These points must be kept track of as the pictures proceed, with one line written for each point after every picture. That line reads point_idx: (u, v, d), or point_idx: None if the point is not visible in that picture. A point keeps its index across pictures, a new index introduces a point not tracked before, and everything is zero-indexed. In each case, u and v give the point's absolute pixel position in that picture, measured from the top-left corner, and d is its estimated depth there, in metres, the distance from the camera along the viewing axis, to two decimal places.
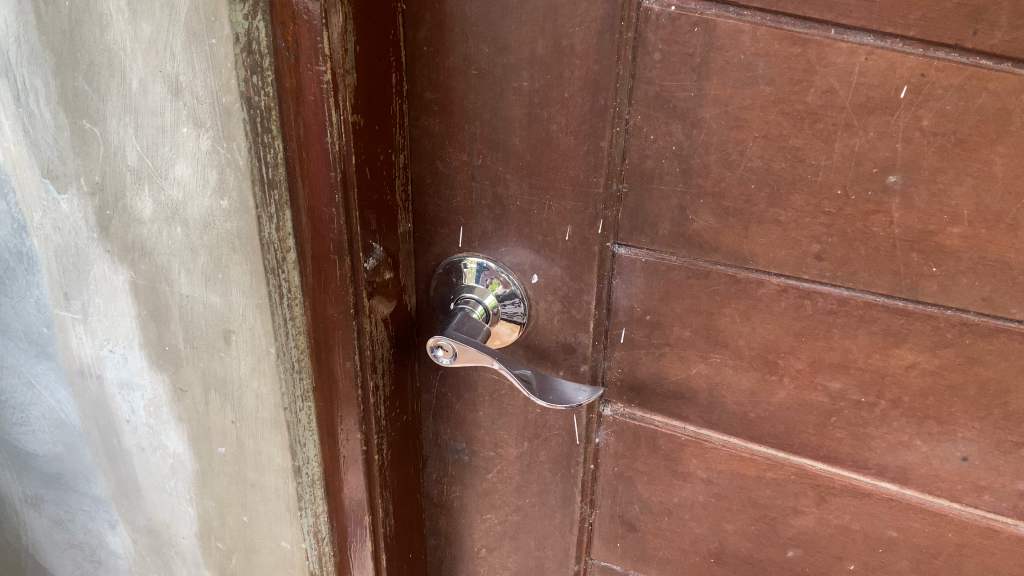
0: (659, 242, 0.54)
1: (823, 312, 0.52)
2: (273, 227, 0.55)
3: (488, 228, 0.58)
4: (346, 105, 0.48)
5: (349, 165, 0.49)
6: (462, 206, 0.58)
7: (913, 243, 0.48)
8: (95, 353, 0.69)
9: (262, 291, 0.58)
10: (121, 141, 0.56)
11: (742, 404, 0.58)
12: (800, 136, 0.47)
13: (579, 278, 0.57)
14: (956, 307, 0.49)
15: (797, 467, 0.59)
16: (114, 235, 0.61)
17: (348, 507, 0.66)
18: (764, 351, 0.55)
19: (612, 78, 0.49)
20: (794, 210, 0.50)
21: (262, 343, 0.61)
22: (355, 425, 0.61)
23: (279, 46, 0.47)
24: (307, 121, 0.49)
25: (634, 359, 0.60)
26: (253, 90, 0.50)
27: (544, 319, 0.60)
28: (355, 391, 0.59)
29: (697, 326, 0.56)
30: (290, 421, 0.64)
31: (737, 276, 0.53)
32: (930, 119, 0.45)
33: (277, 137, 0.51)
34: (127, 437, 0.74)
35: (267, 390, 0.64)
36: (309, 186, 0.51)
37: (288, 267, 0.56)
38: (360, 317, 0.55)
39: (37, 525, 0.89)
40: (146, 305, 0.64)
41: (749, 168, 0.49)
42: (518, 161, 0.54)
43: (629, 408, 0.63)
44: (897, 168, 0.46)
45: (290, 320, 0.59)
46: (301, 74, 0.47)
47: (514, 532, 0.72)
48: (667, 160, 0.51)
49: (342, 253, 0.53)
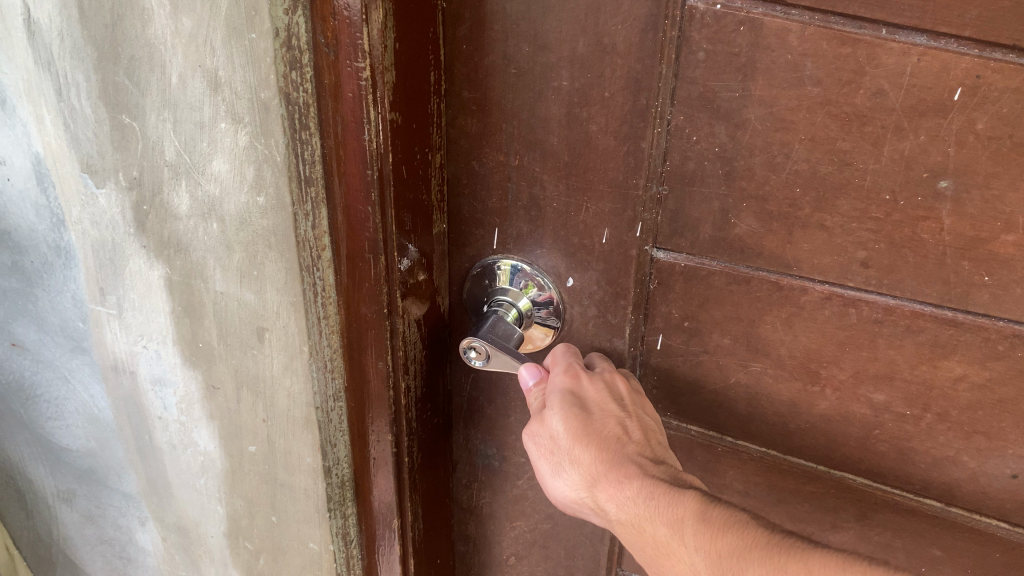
0: (699, 247, 0.53)
1: (868, 321, 0.51)
2: (309, 225, 0.55)
3: (524, 229, 0.57)
4: (385, 102, 0.47)
5: (386, 163, 0.49)
6: (498, 207, 0.57)
7: (965, 250, 0.47)
8: (129, 349, 0.69)
9: (298, 289, 0.58)
10: (160, 136, 0.56)
11: (782, 415, 0.57)
12: (848, 138, 0.46)
13: (616, 282, 0.56)
14: (1009, 318, 0.48)
15: (837, 480, 0.58)
16: (150, 230, 0.61)
17: (377, 510, 0.65)
18: (806, 361, 0.54)
19: (654, 78, 0.48)
20: (840, 216, 0.48)
21: (296, 341, 0.61)
22: (386, 426, 0.60)
23: (318, 41, 0.47)
24: (345, 117, 0.48)
25: (671, 366, 0.59)
26: (292, 86, 0.50)
27: (578, 324, 0.59)
28: (386, 393, 0.58)
29: (737, 333, 0.55)
30: (321, 420, 0.64)
31: (780, 282, 0.52)
32: (985, 122, 0.43)
33: (315, 133, 0.51)
34: (159, 434, 0.74)
35: (299, 389, 0.63)
36: (346, 184, 0.51)
37: (323, 264, 0.56)
38: (393, 317, 0.55)
39: (70, 520, 0.90)
40: (180, 301, 0.64)
41: (794, 171, 0.48)
42: (556, 162, 0.53)
43: (665, 418, 0.61)
44: (949, 173, 0.45)
45: (324, 319, 0.58)
46: (341, 70, 0.47)
47: (544, 541, 0.71)
48: (710, 161, 0.50)
49: (377, 252, 0.52)
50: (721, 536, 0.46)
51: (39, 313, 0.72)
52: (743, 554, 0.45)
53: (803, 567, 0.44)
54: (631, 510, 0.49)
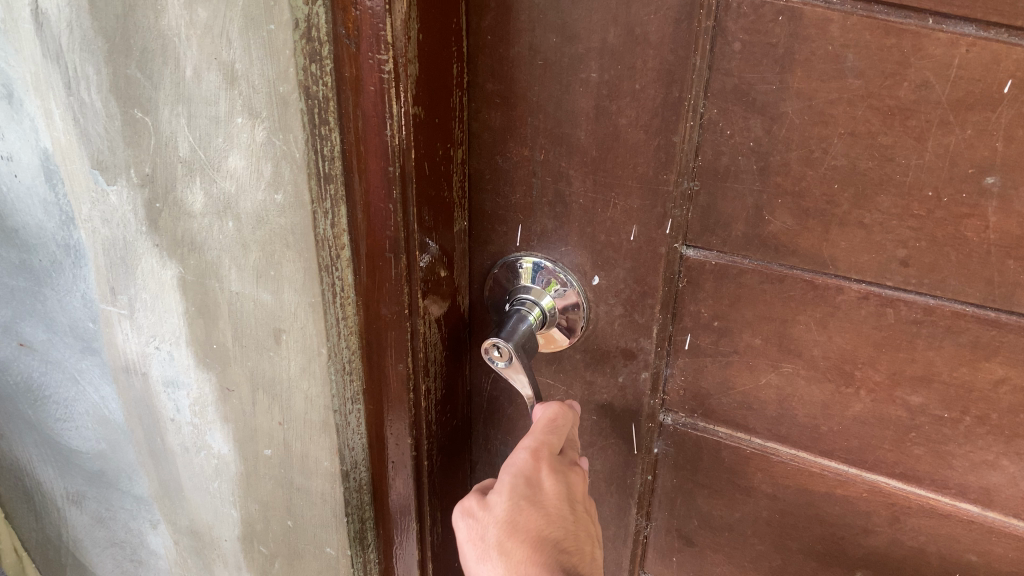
0: (731, 244, 0.52)
1: (906, 321, 0.49)
2: (328, 223, 0.53)
3: (548, 226, 0.56)
4: (408, 96, 0.46)
5: (408, 159, 0.48)
6: (523, 203, 0.56)
7: (1010, 249, 0.45)
8: (141, 350, 0.68)
9: (315, 289, 0.56)
10: (174, 131, 0.54)
11: (814, 416, 0.55)
12: (890, 132, 0.44)
13: (643, 280, 0.55)
14: None
15: (869, 484, 0.56)
16: (163, 229, 0.59)
17: (394, 511, 0.64)
18: (840, 362, 0.52)
19: (688, 69, 0.46)
20: (880, 213, 0.47)
21: (314, 343, 0.59)
22: (405, 429, 0.58)
23: (339, 33, 0.46)
24: (366, 112, 0.47)
25: (698, 367, 0.58)
26: (311, 79, 0.48)
27: (604, 323, 0.58)
28: (406, 394, 0.57)
29: (769, 334, 0.54)
30: (339, 424, 0.62)
31: (815, 281, 0.51)
32: None
33: (335, 129, 0.49)
34: (171, 436, 0.72)
35: (317, 392, 0.61)
36: (367, 181, 0.50)
37: (342, 264, 0.55)
38: (414, 318, 0.53)
39: (80, 522, 0.89)
40: (193, 301, 0.62)
41: (833, 166, 0.47)
42: (582, 157, 0.52)
43: (691, 419, 0.61)
44: (996, 168, 0.43)
45: (343, 320, 0.57)
46: (362, 63, 0.45)
47: None
48: (744, 156, 0.48)
49: (398, 251, 0.51)
50: None
51: (49, 313, 0.71)
52: None
53: None
54: None
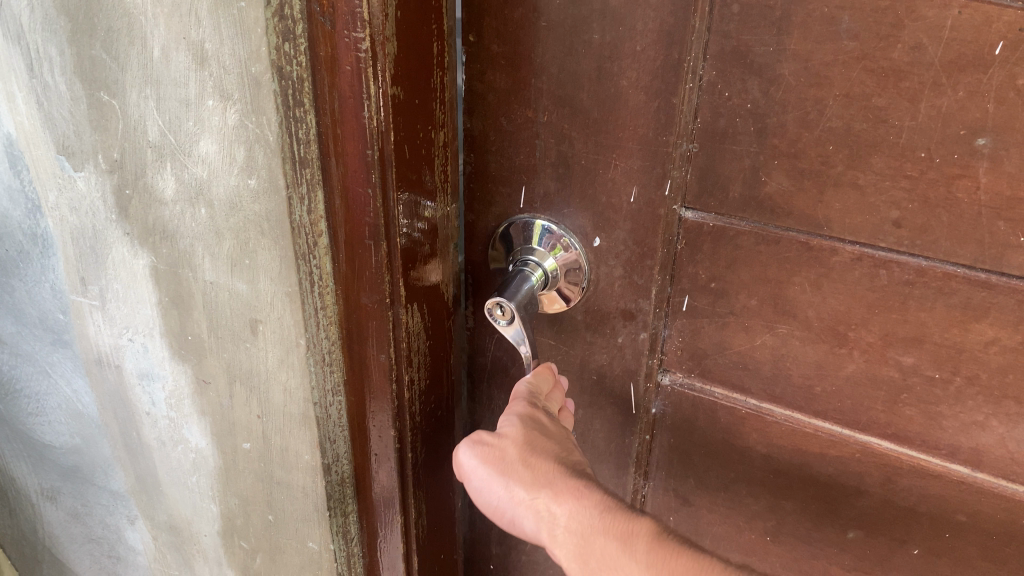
0: (728, 206, 0.51)
1: (899, 283, 0.48)
2: (304, 210, 0.52)
3: (551, 187, 0.56)
4: (386, 76, 0.44)
5: (387, 142, 0.46)
6: (526, 163, 0.56)
7: (1001, 210, 0.44)
8: (114, 342, 0.68)
9: (292, 279, 0.55)
10: (142, 114, 0.53)
11: (808, 377, 0.54)
12: (884, 94, 0.43)
13: (643, 241, 0.55)
14: None
15: (863, 445, 0.55)
16: (135, 217, 0.58)
17: (377, 502, 0.64)
18: (834, 323, 0.51)
19: (688, 31, 0.47)
20: (873, 174, 0.46)
21: (291, 334, 0.58)
22: (388, 421, 0.58)
23: (312, 10, 0.44)
24: (343, 92, 0.45)
25: (695, 329, 0.57)
26: (285, 60, 0.47)
27: (604, 284, 0.58)
28: (389, 385, 0.56)
29: (764, 295, 0.53)
30: (319, 416, 0.62)
31: (809, 243, 0.50)
32: None
33: (310, 110, 0.48)
34: (147, 430, 0.72)
35: (295, 383, 0.61)
36: (344, 166, 0.49)
37: (319, 251, 0.54)
38: (396, 307, 0.52)
39: (55, 517, 0.90)
40: (168, 292, 0.61)
41: (828, 129, 0.45)
42: (584, 119, 0.52)
43: (689, 378, 0.60)
44: (988, 130, 0.42)
45: (322, 310, 0.56)
46: (337, 41, 0.44)
47: None
48: (742, 118, 0.48)
49: (377, 238, 0.50)
50: (677, 555, 0.46)
51: (18, 306, 0.71)
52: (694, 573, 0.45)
53: None
54: (588, 518, 0.48)
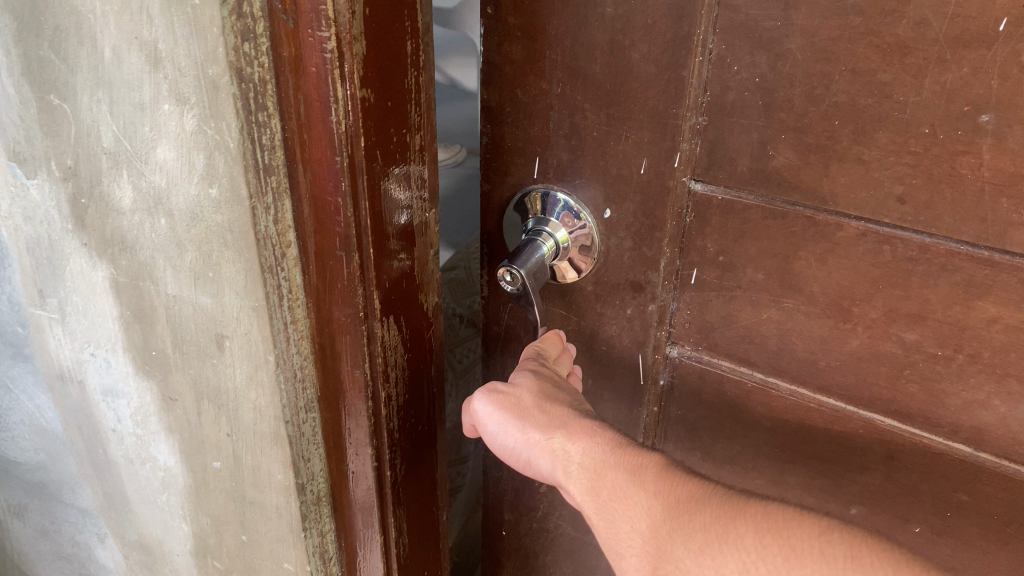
0: (737, 179, 0.51)
1: (902, 258, 0.48)
2: (270, 220, 0.54)
3: (564, 159, 0.56)
4: (354, 79, 0.46)
5: (356, 147, 0.49)
6: (540, 136, 0.57)
7: (1004, 187, 0.43)
8: (77, 358, 0.70)
9: (258, 292, 0.57)
10: (95, 118, 0.55)
11: (812, 351, 0.55)
12: (889, 69, 0.43)
13: (652, 214, 0.55)
14: None
15: (865, 421, 0.56)
16: (93, 227, 0.61)
17: (355, 511, 0.68)
18: (839, 298, 0.52)
19: (699, 4, 0.47)
20: (877, 149, 0.46)
21: (259, 351, 0.60)
22: (366, 439, 0.62)
23: (275, 9, 0.47)
24: (309, 93, 0.48)
25: (703, 301, 0.58)
26: (245, 61, 0.48)
27: (614, 256, 0.58)
28: (366, 403, 0.60)
29: (771, 269, 0.53)
30: (292, 435, 0.64)
31: (815, 218, 0.50)
32: None
33: (273, 114, 0.50)
34: (115, 447, 0.75)
35: (265, 401, 0.63)
36: (312, 172, 0.51)
37: (288, 263, 0.56)
38: (370, 322, 0.56)
39: (25, 534, 0.93)
40: (129, 305, 0.64)
41: (834, 103, 0.45)
42: (597, 91, 0.52)
43: (697, 351, 0.61)
44: (991, 106, 0.42)
45: (291, 324, 0.59)
46: (302, 40, 0.46)
47: None
48: (750, 92, 0.48)
49: (350, 249, 0.53)
50: (680, 484, 0.47)
51: None
52: (698, 500, 0.46)
53: (762, 510, 0.44)
54: (598, 455, 0.50)
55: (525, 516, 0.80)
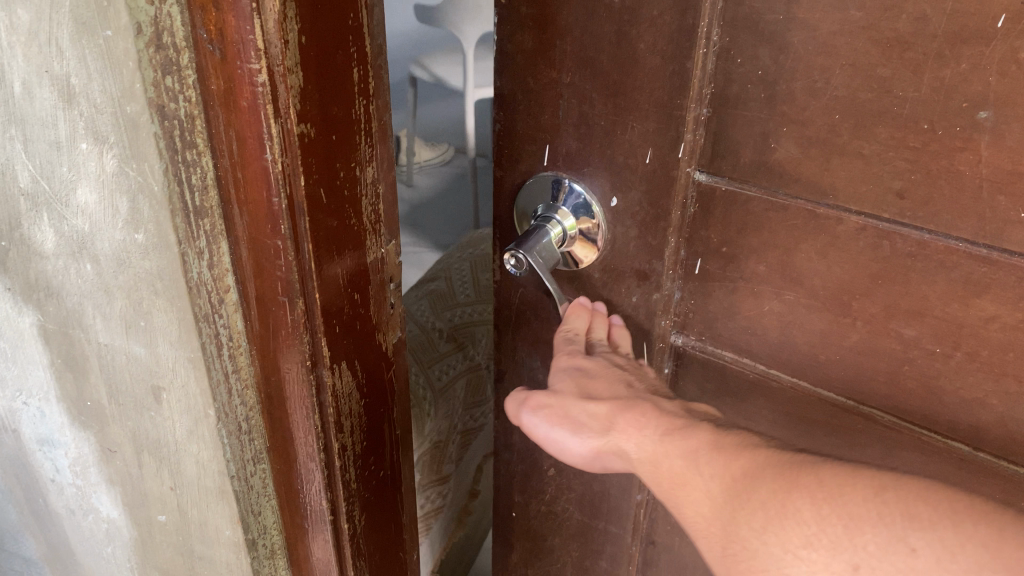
0: (741, 171, 0.51)
1: (901, 255, 0.48)
2: (204, 265, 0.53)
3: (573, 146, 0.55)
4: (289, 113, 0.44)
5: (295, 186, 0.46)
6: (550, 124, 0.56)
7: (1002, 184, 0.43)
8: (13, 408, 0.74)
9: (194, 344, 0.58)
10: (13, 160, 0.56)
11: (813, 345, 0.55)
12: (889, 64, 0.43)
13: (657, 203, 0.54)
14: None
15: (865, 415, 0.55)
16: (21, 276, 0.63)
17: (316, 560, 0.66)
18: (839, 292, 0.51)
19: None
20: (877, 144, 0.45)
21: (198, 405, 0.61)
22: (320, 488, 0.60)
23: (200, 37, 0.44)
24: (241, 131, 0.45)
25: (707, 292, 0.58)
26: (168, 96, 0.47)
27: (621, 243, 0.57)
28: (316, 450, 0.58)
29: (773, 261, 0.53)
30: (239, 490, 0.65)
31: (816, 211, 0.50)
32: None
33: (204, 152, 0.49)
34: (56, 497, 0.78)
35: (207, 456, 0.64)
36: (250, 214, 0.49)
37: (227, 308, 0.55)
38: (319, 369, 0.54)
39: None
40: (59, 353, 0.66)
41: (834, 97, 0.45)
42: (604, 80, 0.52)
43: (700, 340, 0.61)
44: (989, 103, 0.41)
45: (234, 371, 0.58)
46: (232, 73, 0.43)
47: None
48: (753, 85, 0.48)
49: (293, 295, 0.50)
50: (733, 456, 0.45)
51: None
52: (754, 474, 0.44)
53: (815, 477, 0.41)
54: (652, 445, 0.50)
55: (534, 499, 0.81)
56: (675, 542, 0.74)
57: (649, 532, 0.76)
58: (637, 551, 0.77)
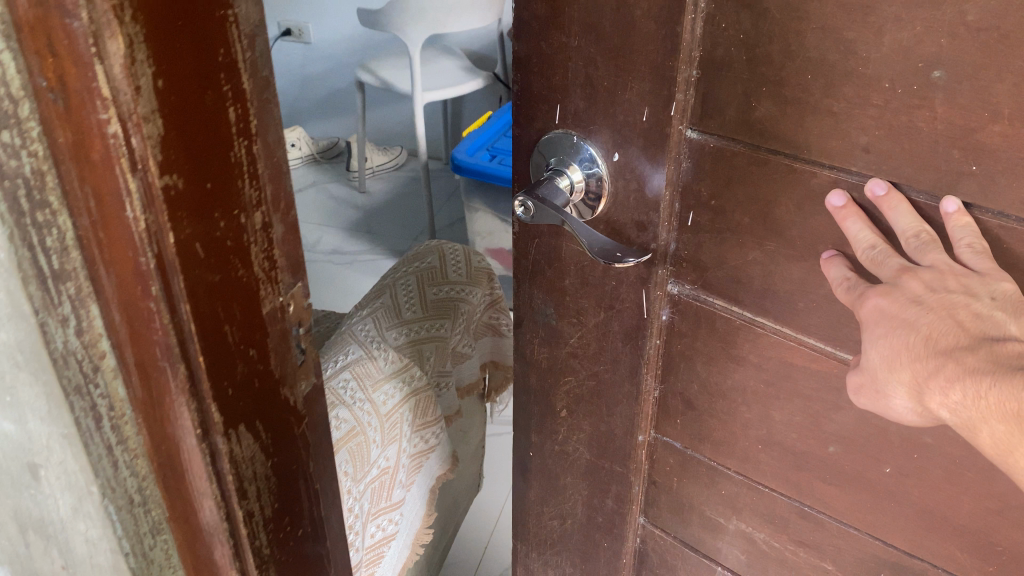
0: (725, 127, 0.54)
1: (870, 206, 0.51)
2: (71, 335, 0.46)
3: (580, 106, 0.58)
4: (151, 165, 0.38)
5: (165, 244, 0.41)
6: (560, 85, 0.58)
7: (955, 139, 0.46)
8: None
9: (68, 419, 0.49)
10: None
11: (792, 292, 0.58)
12: (853, 28, 0.46)
13: (656, 159, 0.57)
14: (996, 209, 0.47)
15: (843, 360, 0.59)
16: None
17: None
18: (814, 242, 0.55)
19: None
20: (846, 101, 0.49)
21: (80, 482, 0.52)
22: (228, 557, 0.54)
23: (39, 85, 0.37)
24: (97, 186, 0.39)
25: (699, 243, 0.61)
26: (9, 154, 0.40)
27: (623, 199, 0.60)
28: (222, 514, 0.51)
29: (756, 214, 0.56)
30: (137, 566, 0.55)
31: (793, 166, 0.53)
32: (975, 14, 0.42)
33: (59, 212, 0.41)
34: None
35: (95, 532, 0.54)
36: (117, 279, 0.42)
37: (105, 377, 0.47)
38: (210, 436, 0.48)
39: None
40: None
41: (807, 58, 0.49)
42: (607, 44, 0.54)
43: (694, 289, 0.64)
44: (942, 64, 0.44)
45: (121, 442, 0.50)
46: (77, 117, 0.37)
47: (590, 397, 0.74)
48: (736, 48, 0.51)
49: (175, 359, 0.44)
50: None
51: None
52: None
53: None
54: (976, 410, 0.46)
55: (548, 438, 0.82)
56: (676, 480, 0.78)
57: (651, 474, 0.80)
58: (641, 490, 0.81)
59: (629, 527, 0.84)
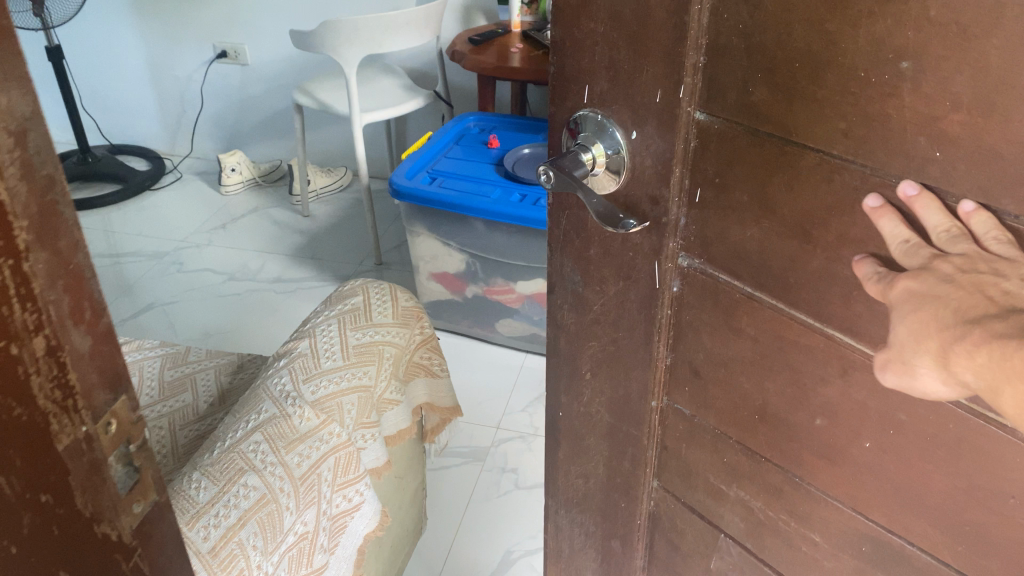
0: (728, 108, 0.70)
1: (849, 185, 0.64)
2: None
3: (604, 87, 0.76)
4: None
5: None
6: (588, 67, 0.77)
7: (920, 128, 0.58)
8: None
9: None
10: None
11: (786, 270, 0.73)
12: (833, 20, 0.59)
13: (665, 132, 0.74)
14: (959, 196, 0.58)
15: (828, 338, 0.73)
16: None
17: None
18: (802, 221, 0.69)
19: None
20: (828, 88, 0.62)
21: None
22: None
23: None
24: None
25: (703, 217, 0.78)
26: None
27: (639, 171, 0.78)
28: None
29: (753, 192, 0.72)
30: None
31: (784, 147, 0.67)
32: (936, 8, 0.53)
33: None
34: None
35: None
36: None
37: None
38: None
39: None
40: None
41: (794, 47, 0.63)
42: (627, 28, 0.72)
43: (700, 261, 0.81)
44: (909, 55, 0.56)
45: None
46: None
47: (608, 358, 0.95)
48: (736, 36, 0.67)
49: None
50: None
51: None
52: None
53: None
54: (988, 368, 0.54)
55: (574, 399, 1.04)
56: (683, 446, 0.97)
57: (662, 439, 1.00)
58: (655, 454, 1.01)
59: (642, 490, 1.05)
